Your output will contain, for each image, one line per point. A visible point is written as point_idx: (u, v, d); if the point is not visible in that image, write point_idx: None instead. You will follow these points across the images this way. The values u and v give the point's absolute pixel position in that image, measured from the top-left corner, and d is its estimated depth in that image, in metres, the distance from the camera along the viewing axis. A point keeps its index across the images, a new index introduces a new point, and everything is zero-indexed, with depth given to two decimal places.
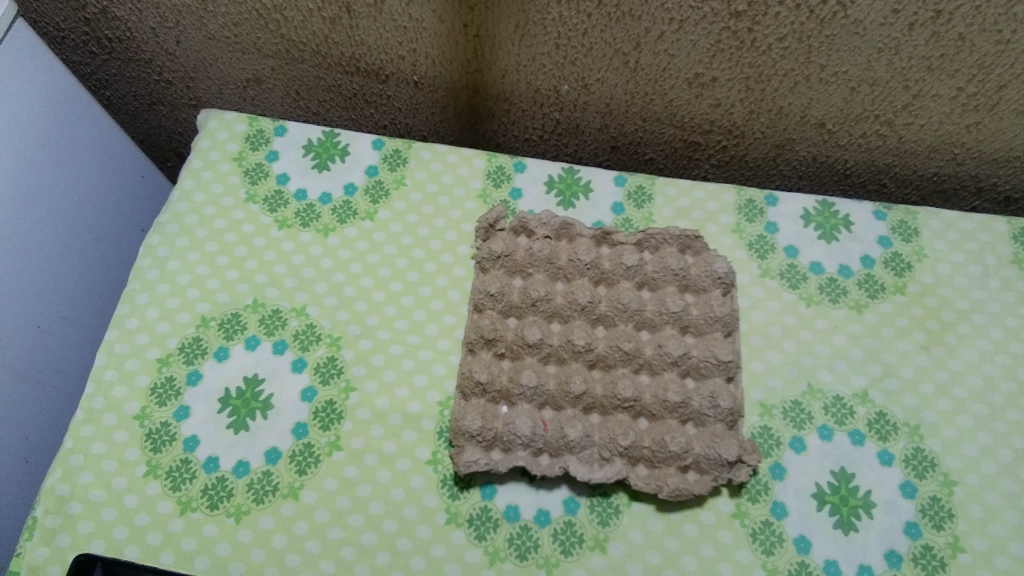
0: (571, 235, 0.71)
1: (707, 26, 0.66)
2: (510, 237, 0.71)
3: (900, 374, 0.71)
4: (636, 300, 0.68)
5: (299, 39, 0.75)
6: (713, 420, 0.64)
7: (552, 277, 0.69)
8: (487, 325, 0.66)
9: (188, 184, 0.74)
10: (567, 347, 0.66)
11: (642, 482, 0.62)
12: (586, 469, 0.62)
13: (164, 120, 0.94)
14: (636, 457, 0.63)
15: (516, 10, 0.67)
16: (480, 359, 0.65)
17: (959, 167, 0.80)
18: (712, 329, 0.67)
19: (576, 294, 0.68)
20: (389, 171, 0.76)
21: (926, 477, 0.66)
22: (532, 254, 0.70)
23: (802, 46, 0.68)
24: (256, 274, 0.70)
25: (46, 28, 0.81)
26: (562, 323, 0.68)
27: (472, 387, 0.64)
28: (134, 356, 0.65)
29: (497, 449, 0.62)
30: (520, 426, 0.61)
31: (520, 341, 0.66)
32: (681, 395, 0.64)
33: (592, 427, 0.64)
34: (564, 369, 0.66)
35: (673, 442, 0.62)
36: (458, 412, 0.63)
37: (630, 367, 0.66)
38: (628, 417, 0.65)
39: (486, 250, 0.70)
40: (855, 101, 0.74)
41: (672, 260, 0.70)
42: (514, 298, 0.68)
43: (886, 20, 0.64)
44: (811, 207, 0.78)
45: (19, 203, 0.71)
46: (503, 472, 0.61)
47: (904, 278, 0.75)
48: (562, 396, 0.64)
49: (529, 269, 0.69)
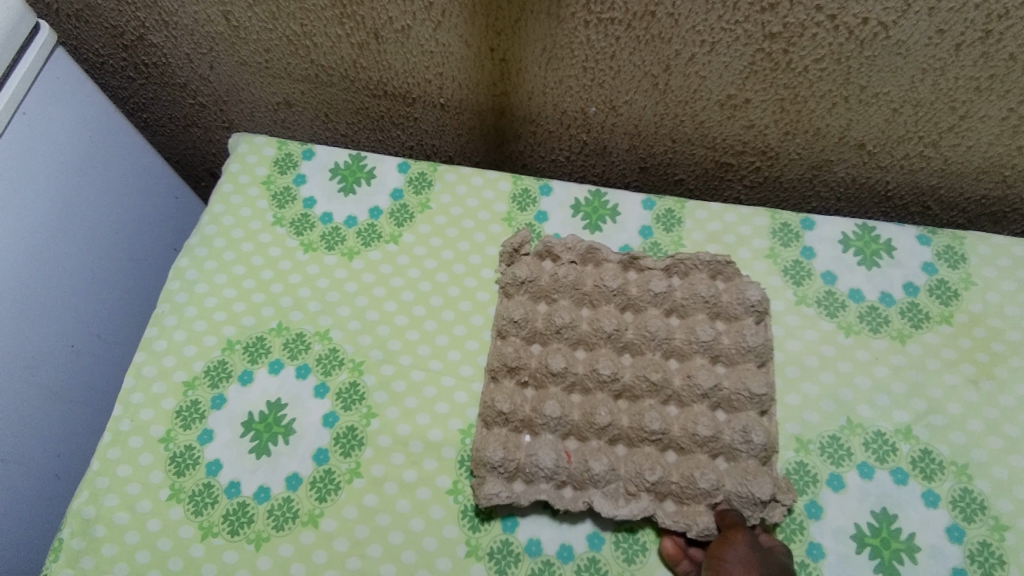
0: (597, 260, 0.70)
1: (741, 47, 0.64)
2: (535, 262, 0.70)
3: (947, 410, 0.67)
4: (664, 328, 0.66)
5: (329, 64, 0.76)
6: (746, 455, 0.61)
7: (577, 303, 0.68)
8: (510, 352, 0.65)
9: (218, 207, 0.75)
10: (593, 376, 0.64)
11: (670, 520, 0.59)
12: (611, 504, 0.60)
13: (198, 141, 0.96)
14: (664, 492, 0.61)
15: (544, 34, 0.66)
16: (503, 388, 0.64)
17: (1009, 190, 0.76)
18: (744, 358, 0.65)
19: (602, 320, 0.66)
20: (414, 194, 0.76)
21: (975, 520, 0.62)
22: (557, 279, 0.68)
23: (840, 67, 0.65)
24: (282, 297, 0.70)
25: (86, 54, 0.83)
26: (587, 350, 0.66)
27: (494, 416, 0.63)
28: (161, 378, 0.66)
29: (520, 480, 0.61)
30: (543, 457, 0.60)
31: (543, 369, 0.64)
32: (712, 428, 0.62)
33: (617, 460, 0.62)
34: (589, 399, 0.64)
35: (703, 478, 0.60)
36: (479, 441, 0.62)
37: (658, 398, 0.64)
38: (656, 450, 0.62)
39: (510, 275, 0.69)
40: (897, 123, 0.71)
41: (702, 286, 0.67)
42: (538, 324, 0.67)
43: (931, 40, 0.61)
44: (850, 231, 0.75)
45: (58, 225, 0.72)
46: (525, 505, 0.60)
47: (950, 307, 0.71)
48: (587, 427, 0.62)
49: (554, 294, 0.68)
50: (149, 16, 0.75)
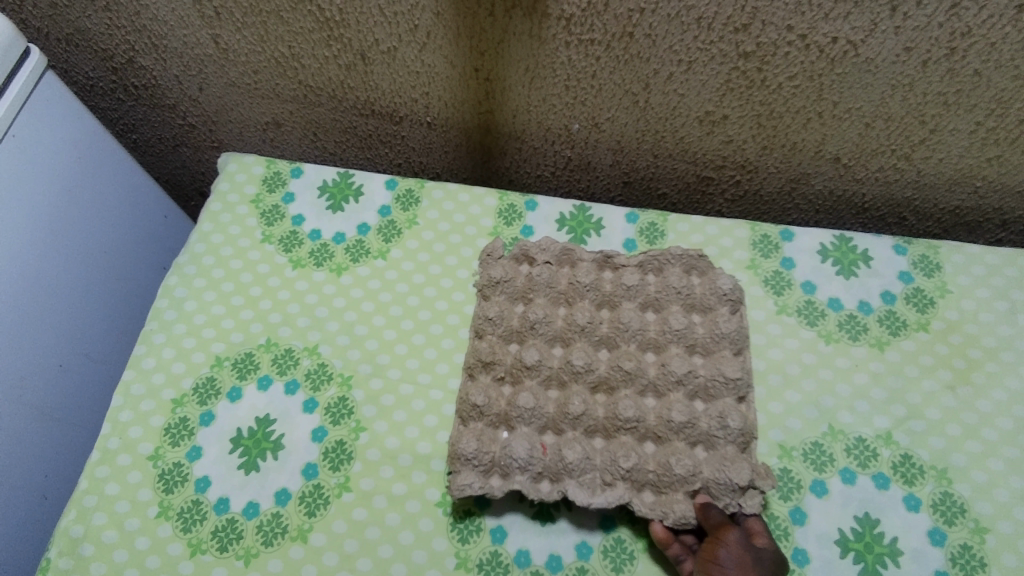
0: (573, 261, 0.71)
1: (717, 66, 0.67)
2: (511, 264, 0.71)
3: (925, 415, 0.68)
4: (638, 320, 0.67)
5: (316, 84, 0.78)
6: (724, 441, 0.61)
7: (554, 301, 0.69)
8: (485, 348, 0.66)
9: (206, 226, 0.76)
10: (567, 368, 0.65)
11: (647, 508, 0.59)
12: (587, 493, 0.60)
13: (187, 161, 0.98)
14: (640, 481, 0.61)
15: (527, 55, 0.68)
16: (479, 383, 0.65)
17: (981, 201, 0.79)
18: (720, 346, 0.65)
19: (576, 314, 0.67)
20: (401, 211, 0.77)
21: (956, 523, 0.63)
22: (532, 279, 0.69)
23: (813, 84, 0.67)
24: (271, 313, 0.71)
25: (77, 77, 0.85)
26: (563, 346, 0.67)
27: (469, 411, 0.63)
28: (149, 397, 0.66)
29: (496, 474, 0.61)
30: (517, 449, 0.60)
31: (518, 364, 0.65)
32: (687, 414, 0.62)
33: (593, 451, 0.62)
34: (564, 392, 0.65)
35: (678, 464, 0.60)
36: (455, 436, 0.62)
37: (634, 389, 0.64)
38: (632, 439, 0.62)
39: (485, 277, 0.70)
40: (871, 137, 0.73)
41: (674, 279, 0.69)
42: (514, 322, 0.68)
43: (899, 58, 0.63)
44: (828, 242, 0.77)
45: (46, 244, 0.73)
46: (500, 497, 0.60)
47: (927, 315, 0.73)
48: (562, 418, 0.63)
49: (529, 294, 0.69)
50: (139, 39, 0.76)
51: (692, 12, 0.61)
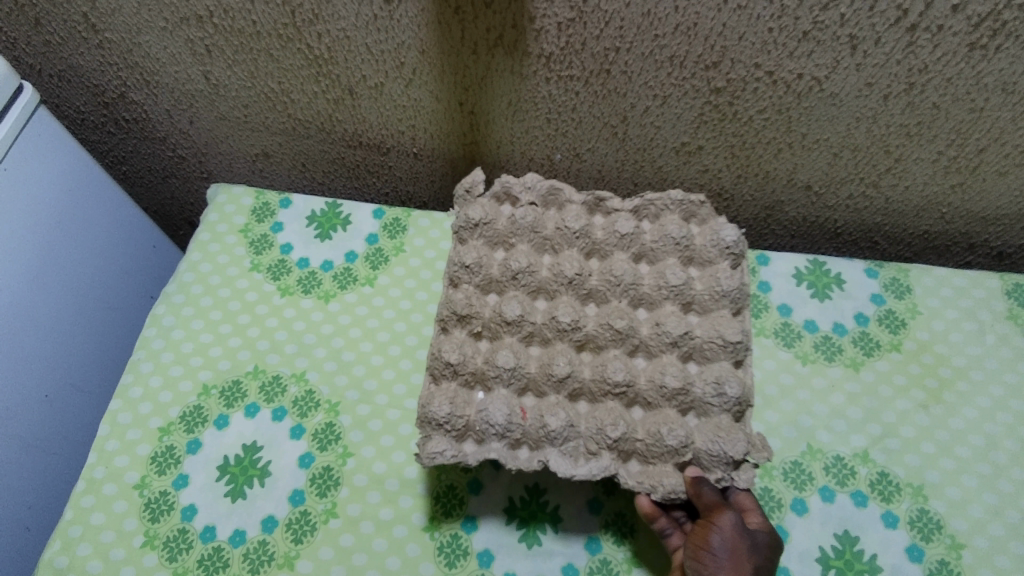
0: (560, 203, 0.66)
1: (690, 101, 0.70)
2: (491, 205, 0.65)
3: (900, 434, 0.70)
4: (631, 272, 0.62)
5: (305, 118, 0.80)
6: (718, 410, 0.57)
7: (538, 247, 0.64)
8: (460, 300, 0.60)
9: (195, 255, 0.77)
10: (551, 325, 0.60)
11: (633, 480, 0.56)
12: (569, 464, 0.56)
13: (176, 191, 0.99)
14: (627, 451, 0.56)
15: (509, 90, 0.71)
16: (453, 338, 0.59)
17: (948, 226, 0.83)
18: (719, 305, 0.60)
19: (563, 265, 0.62)
20: (389, 239, 0.78)
21: (932, 540, 0.65)
22: (514, 222, 0.64)
23: (782, 117, 0.71)
24: (259, 341, 0.72)
25: (68, 112, 0.87)
26: (547, 300, 0.62)
27: (442, 368, 0.57)
28: (136, 425, 0.67)
29: (470, 440, 0.56)
30: (494, 413, 0.55)
31: (497, 318, 0.60)
32: (681, 380, 0.57)
33: (577, 417, 0.58)
34: (547, 350, 0.60)
35: (671, 436, 0.55)
36: (425, 397, 0.56)
37: (624, 349, 0.60)
38: (620, 405, 0.58)
39: (463, 218, 0.64)
40: (839, 166, 0.76)
41: (673, 227, 0.63)
42: (493, 271, 0.62)
43: (862, 92, 0.67)
44: (803, 266, 0.79)
45: (33, 273, 0.73)
46: (475, 465, 0.56)
47: (899, 335, 0.76)
48: (544, 380, 0.58)
49: (511, 238, 0.64)
50: (131, 75, 0.78)
51: (664, 51, 0.64)
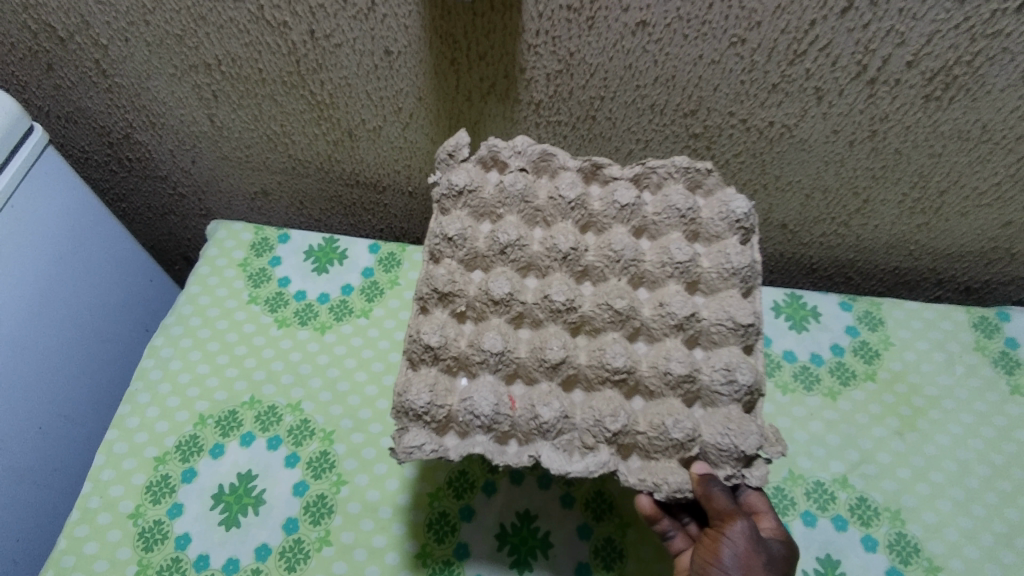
0: (552, 170, 0.63)
1: (670, 145, 0.75)
2: (477, 170, 0.63)
3: (877, 459, 0.73)
4: (632, 247, 0.59)
5: (304, 158, 0.83)
6: (726, 400, 0.55)
7: (529, 219, 0.61)
8: (442, 276, 0.58)
9: (195, 288, 0.79)
10: (544, 305, 0.57)
11: (634, 477, 0.54)
12: (564, 459, 0.54)
13: (174, 228, 1.02)
14: (627, 445, 0.55)
15: (501, 133, 0.75)
16: (434, 318, 0.57)
17: (916, 262, 0.88)
18: (727, 286, 0.58)
19: (557, 238, 0.59)
20: (384, 272, 0.81)
21: (911, 563, 0.67)
22: (503, 189, 0.61)
23: (756, 160, 0.76)
24: (255, 371, 0.74)
25: (72, 151, 0.90)
26: (539, 277, 0.60)
27: (421, 352, 0.55)
28: (131, 455, 0.68)
29: (452, 432, 0.55)
30: (480, 402, 0.53)
31: (484, 296, 0.58)
32: (687, 366, 0.55)
33: (573, 406, 0.56)
34: (539, 333, 0.58)
35: (677, 428, 0.53)
36: (404, 383, 0.55)
37: (624, 332, 0.58)
38: (620, 394, 0.56)
39: (446, 184, 0.61)
40: (811, 206, 0.82)
41: (678, 198, 0.60)
42: (479, 245, 0.60)
43: (829, 138, 0.72)
44: (781, 299, 0.83)
45: (32, 304, 0.74)
46: (458, 459, 0.54)
47: (873, 365, 0.79)
48: (537, 365, 0.56)
49: (499, 208, 0.61)
50: (137, 117, 0.82)
51: (645, 100, 0.69)
